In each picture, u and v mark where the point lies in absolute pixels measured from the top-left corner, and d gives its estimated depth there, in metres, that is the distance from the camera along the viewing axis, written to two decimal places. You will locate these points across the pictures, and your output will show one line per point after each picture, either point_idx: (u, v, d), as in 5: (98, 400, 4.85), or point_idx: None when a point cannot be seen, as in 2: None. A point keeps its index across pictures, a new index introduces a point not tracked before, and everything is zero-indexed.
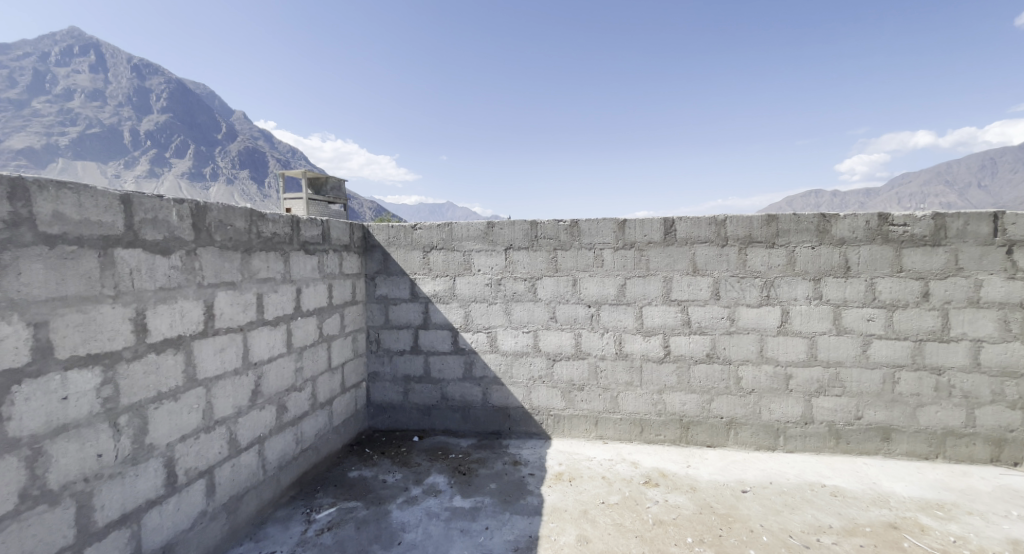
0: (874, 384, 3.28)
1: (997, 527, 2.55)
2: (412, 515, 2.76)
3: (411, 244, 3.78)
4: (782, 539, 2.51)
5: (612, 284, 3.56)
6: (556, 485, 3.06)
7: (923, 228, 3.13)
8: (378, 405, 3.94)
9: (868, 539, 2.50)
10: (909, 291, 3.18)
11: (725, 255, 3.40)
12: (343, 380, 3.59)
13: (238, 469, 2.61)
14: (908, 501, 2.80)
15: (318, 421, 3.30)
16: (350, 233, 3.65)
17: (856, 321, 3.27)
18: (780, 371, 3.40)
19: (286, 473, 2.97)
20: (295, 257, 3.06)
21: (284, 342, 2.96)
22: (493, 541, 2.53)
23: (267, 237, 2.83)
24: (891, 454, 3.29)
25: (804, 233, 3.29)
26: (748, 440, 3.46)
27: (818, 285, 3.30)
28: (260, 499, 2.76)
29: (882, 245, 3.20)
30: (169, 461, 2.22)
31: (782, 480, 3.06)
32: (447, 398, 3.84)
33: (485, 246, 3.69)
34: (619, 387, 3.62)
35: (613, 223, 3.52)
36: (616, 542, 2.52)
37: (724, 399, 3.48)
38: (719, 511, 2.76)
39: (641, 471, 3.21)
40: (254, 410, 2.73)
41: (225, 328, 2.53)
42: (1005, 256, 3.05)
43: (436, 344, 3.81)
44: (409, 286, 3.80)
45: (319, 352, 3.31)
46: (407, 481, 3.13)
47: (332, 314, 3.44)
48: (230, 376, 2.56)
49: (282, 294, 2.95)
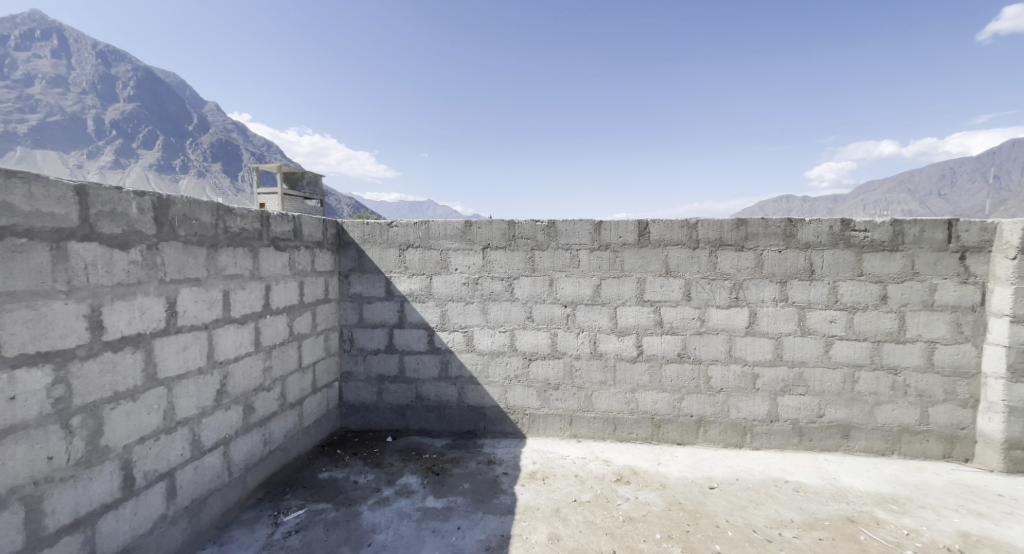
0: (835, 384, 3.41)
1: (946, 519, 2.68)
2: (383, 516, 2.73)
3: (386, 242, 3.73)
4: (746, 534, 2.59)
5: (588, 284, 3.60)
6: (530, 484, 3.08)
7: (883, 234, 3.27)
8: (350, 405, 3.88)
9: (826, 533, 2.59)
10: (869, 294, 3.32)
11: (697, 258, 3.48)
12: (314, 380, 3.52)
13: (201, 472, 2.54)
14: (864, 496, 2.92)
15: (288, 421, 3.23)
16: (324, 230, 3.59)
17: (820, 322, 3.39)
18: (748, 371, 3.49)
19: (252, 474, 2.90)
20: (264, 253, 2.99)
21: (251, 341, 2.89)
22: (465, 541, 2.53)
23: (235, 232, 2.75)
24: (851, 450, 3.42)
25: (772, 237, 3.40)
26: (717, 437, 3.55)
27: (785, 287, 3.41)
28: (224, 501, 2.68)
29: (844, 250, 3.32)
30: (126, 463, 2.14)
31: (748, 476, 3.15)
32: (421, 398, 3.81)
33: (462, 245, 3.68)
34: (593, 386, 3.66)
35: (590, 224, 3.56)
36: (587, 540, 2.55)
37: (694, 398, 3.56)
38: (687, 508, 2.82)
39: (613, 469, 3.25)
40: (219, 411, 2.65)
41: (188, 326, 2.45)
42: (957, 262, 3.22)
43: (411, 343, 3.78)
44: (384, 284, 3.76)
45: (290, 350, 3.24)
46: (380, 481, 3.10)
47: (303, 312, 3.38)
48: (193, 375, 2.49)
49: (251, 291, 2.88)
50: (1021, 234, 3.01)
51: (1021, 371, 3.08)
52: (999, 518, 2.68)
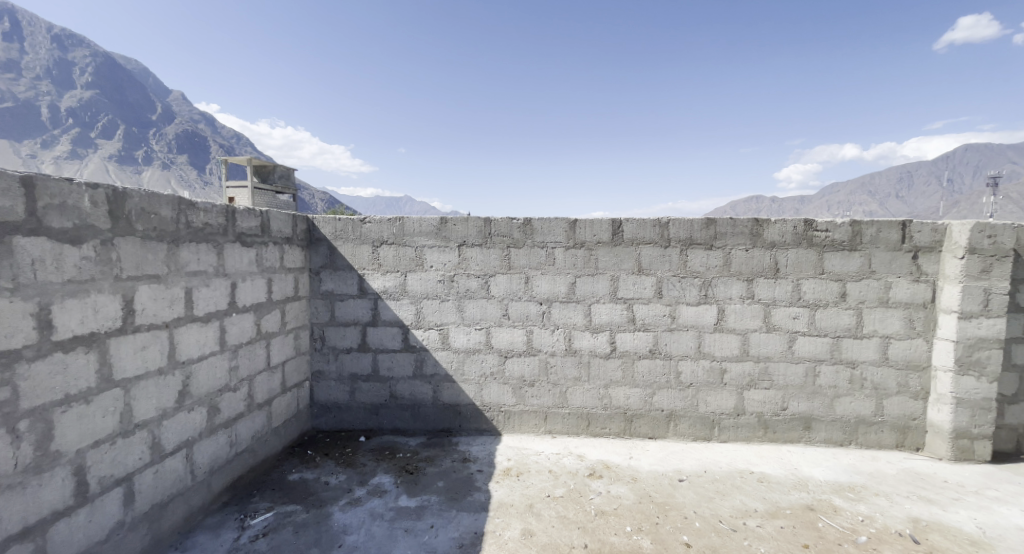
0: (798, 377, 3.53)
1: (898, 506, 2.82)
2: (355, 516, 2.70)
3: (359, 238, 3.67)
4: (713, 524, 2.66)
5: (563, 282, 3.62)
6: (504, 480, 3.09)
7: (843, 234, 3.40)
8: (322, 405, 3.81)
9: (788, 521, 2.69)
10: (830, 291, 3.45)
11: (668, 256, 3.55)
12: (283, 380, 3.44)
13: (161, 476, 2.45)
14: (823, 484, 3.04)
15: (255, 422, 3.15)
16: (293, 225, 3.50)
17: (784, 319, 3.51)
18: (716, 366, 3.59)
19: (218, 477, 2.82)
20: (229, 249, 2.89)
21: (216, 340, 2.80)
22: (438, 539, 2.52)
23: (197, 227, 2.66)
24: (812, 441, 3.55)
25: (740, 236, 3.49)
26: (687, 431, 3.63)
27: (751, 285, 3.51)
28: (187, 506, 2.60)
29: (807, 249, 3.44)
30: (79, 469, 2.06)
31: (715, 468, 3.24)
32: (395, 396, 3.77)
33: (437, 242, 3.65)
34: (568, 383, 3.70)
35: (565, 222, 3.59)
36: (560, 535, 2.58)
37: (665, 393, 3.63)
38: (657, 500, 2.88)
39: (587, 464, 3.29)
40: (180, 413, 2.56)
41: (147, 324, 2.36)
42: (910, 262, 3.38)
43: (385, 341, 3.73)
44: (357, 281, 3.70)
45: (257, 349, 3.16)
46: (351, 482, 3.05)
47: (271, 310, 3.29)
48: (153, 376, 2.40)
49: (215, 289, 2.79)
50: (968, 235, 3.17)
51: (967, 364, 3.26)
52: (947, 503, 2.83)
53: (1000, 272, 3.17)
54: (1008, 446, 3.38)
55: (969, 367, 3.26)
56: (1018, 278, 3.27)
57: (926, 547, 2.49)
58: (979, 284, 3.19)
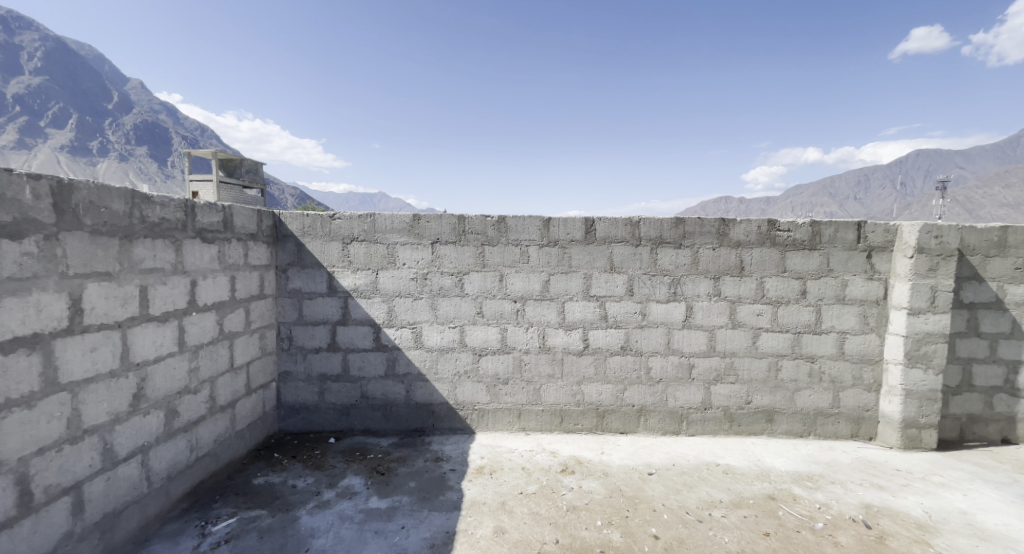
0: (762, 372, 3.65)
1: (852, 493, 2.95)
2: (323, 519, 2.65)
3: (328, 235, 3.59)
4: (680, 516, 2.73)
5: (537, 280, 3.64)
6: (477, 478, 3.09)
7: (804, 234, 3.53)
8: (290, 406, 3.72)
9: (750, 510, 2.78)
10: (791, 289, 3.58)
11: (639, 254, 3.60)
12: (248, 381, 3.34)
13: (114, 483, 2.35)
14: (784, 474, 3.16)
15: (217, 425, 3.05)
16: (258, 221, 3.39)
17: (748, 316, 3.62)
18: (684, 361, 3.67)
19: (177, 483, 2.72)
20: (188, 246, 2.78)
21: (174, 340, 2.69)
22: (408, 540, 2.50)
23: (153, 222, 2.55)
24: (774, 433, 3.68)
25: (707, 235, 3.58)
26: (656, 425, 3.71)
27: (718, 283, 3.60)
28: (143, 514, 2.50)
29: (771, 248, 3.56)
30: (22, 478, 1.96)
31: (683, 461, 3.32)
32: (366, 397, 3.71)
33: (409, 239, 3.61)
34: (542, 380, 3.71)
35: (539, 220, 3.60)
36: (532, 531, 2.59)
37: (636, 389, 3.70)
38: (627, 494, 2.93)
39: (559, 460, 3.32)
40: (135, 417, 2.45)
41: (97, 324, 2.25)
42: (865, 261, 3.53)
43: (355, 341, 3.67)
44: (326, 279, 3.62)
45: (220, 350, 3.05)
46: (320, 484, 2.99)
47: (234, 309, 3.18)
48: (104, 379, 2.29)
49: (173, 287, 2.68)
50: (917, 235, 3.35)
51: (916, 357, 3.43)
52: (897, 490, 2.98)
53: (946, 271, 3.35)
54: (953, 434, 3.58)
55: (917, 361, 3.43)
56: (962, 276, 3.47)
57: (877, 531, 2.61)
58: (926, 281, 3.36)
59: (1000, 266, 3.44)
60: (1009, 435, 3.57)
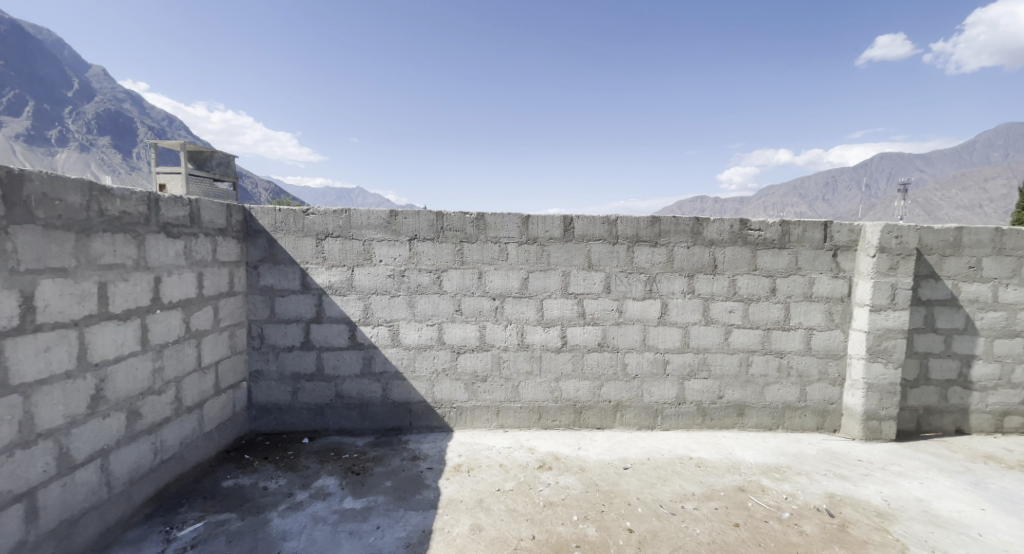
0: (733, 367, 3.74)
1: (817, 483, 3.06)
2: (295, 521, 2.60)
3: (302, 231, 3.52)
4: (653, 509, 2.78)
5: (515, 277, 3.64)
6: (454, 476, 3.08)
7: (773, 233, 3.63)
8: (261, 406, 3.63)
9: (721, 502, 2.85)
10: (761, 287, 3.67)
11: (616, 253, 3.64)
12: (216, 381, 3.25)
13: (70, 488, 2.26)
14: (753, 466, 3.25)
15: (184, 427, 2.96)
16: (227, 216, 3.29)
17: (721, 313, 3.70)
18: (660, 357, 3.73)
19: (140, 488, 2.63)
20: (151, 240, 2.68)
21: (137, 339, 2.60)
22: (383, 540, 2.47)
23: (113, 216, 2.45)
24: (744, 426, 3.77)
25: (682, 234, 3.64)
26: (632, 421, 3.76)
27: (692, 281, 3.67)
28: (102, 520, 2.41)
29: (742, 246, 3.64)
30: None
31: (658, 455, 3.38)
32: (342, 396, 3.66)
33: (386, 236, 3.56)
34: (520, 377, 3.72)
35: (518, 218, 3.61)
36: (509, 528, 2.60)
37: (612, 384, 3.74)
38: (603, 488, 2.97)
39: (536, 456, 3.34)
40: (93, 420, 2.36)
41: (51, 323, 2.16)
42: (831, 259, 3.65)
43: (330, 339, 3.61)
44: (300, 276, 3.54)
45: (186, 349, 2.96)
46: (292, 485, 2.93)
47: (202, 307, 3.09)
48: (59, 380, 2.20)
49: (135, 284, 2.58)
50: (880, 235, 3.48)
51: (877, 352, 3.57)
52: (859, 479, 3.10)
53: (905, 270, 3.49)
54: (910, 426, 3.74)
55: (878, 355, 3.57)
56: (921, 274, 3.61)
57: (839, 520, 2.71)
58: (887, 279, 3.50)
59: (955, 265, 3.60)
60: (962, 425, 3.75)
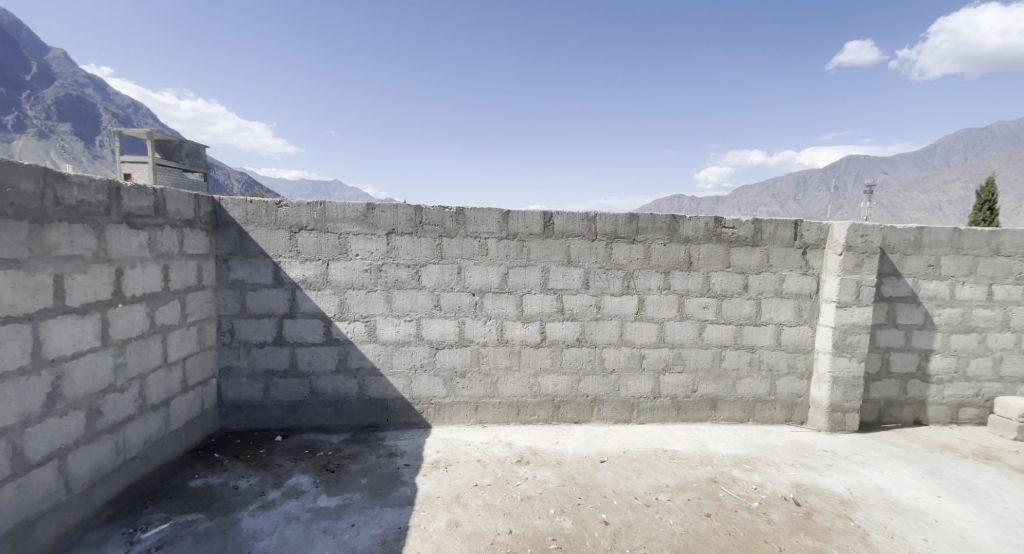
0: (707, 362, 3.82)
1: (785, 473, 3.15)
2: (267, 521, 2.55)
3: (274, 223, 3.43)
4: (629, 501, 2.82)
5: (495, 273, 3.63)
6: (432, 472, 3.06)
7: (747, 231, 3.71)
8: (232, 404, 3.55)
9: (693, 493, 2.91)
10: (734, 283, 3.75)
11: (595, 249, 3.67)
12: (184, 378, 3.15)
13: (25, 490, 2.17)
14: (725, 458, 3.33)
15: (149, 426, 2.86)
16: (195, 206, 3.19)
17: (695, 308, 3.77)
18: (636, 352, 3.78)
19: (101, 489, 2.54)
20: (113, 231, 2.58)
21: (97, 334, 2.50)
22: (359, 538, 2.45)
23: (70, 205, 2.35)
24: (717, 419, 3.86)
25: (659, 231, 3.69)
26: (608, 415, 3.81)
27: (668, 277, 3.73)
28: (60, 523, 2.32)
29: (717, 244, 3.71)
30: None
31: (633, 448, 3.43)
32: (317, 392, 3.60)
33: (363, 229, 3.50)
34: (499, 372, 3.72)
35: (498, 213, 3.59)
36: (486, 522, 2.60)
37: (590, 379, 3.78)
38: (580, 482, 3.00)
39: (515, 451, 3.35)
40: (49, 419, 2.27)
41: (2, 317, 2.06)
42: (801, 257, 3.75)
43: (305, 335, 3.54)
44: (272, 270, 3.46)
45: (151, 345, 2.86)
46: (264, 484, 2.87)
47: (168, 301, 2.99)
48: (11, 378, 2.10)
49: (94, 276, 2.48)
50: (847, 234, 3.59)
51: (842, 347, 3.69)
52: (824, 469, 3.21)
53: (870, 267, 3.61)
54: (872, 417, 3.89)
55: (843, 350, 3.69)
56: (884, 271, 3.75)
57: (805, 508, 2.80)
58: (853, 277, 3.62)
59: (916, 263, 3.75)
60: (920, 416, 3.92)
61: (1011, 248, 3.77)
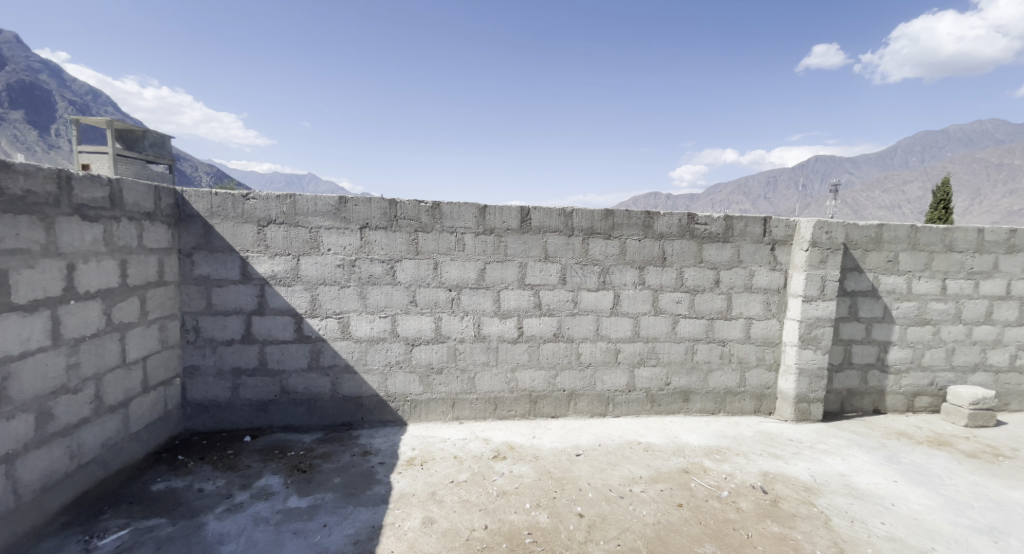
0: (680, 355, 3.89)
1: (753, 462, 3.24)
2: (234, 524, 2.48)
3: (242, 217, 3.32)
4: (604, 493, 2.85)
5: (472, 269, 3.60)
6: (407, 470, 3.03)
7: (718, 227, 3.78)
8: (197, 404, 3.43)
9: (666, 484, 2.97)
10: (706, 279, 3.82)
11: (572, 244, 3.68)
12: (145, 378, 3.03)
13: None
14: (697, 449, 3.40)
15: (106, 428, 2.74)
16: (155, 199, 3.06)
17: (669, 303, 3.83)
18: (612, 347, 3.82)
19: (54, 495, 2.42)
20: (64, 224, 2.45)
21: (47, 333, 2.37)
22: (330, 538, 2.40)
23: (15, 195, 2.23)
24: (689, 411, 3.94)
25: (634, 227, 3.73)
26: (585, 408, 3.84)
27: (643, 272, 3.77)
28: (9, 531, 2.21)
29: (690, 240, 3.77)
30: None
31: (609, 441, 3.47)
32: (288, 391, 3.51)
33: (335, 223, 3.42)
34: (476, 368, 3.71)
35: (475, 208, 3.56)
36: (461, 519, 2.59)
37: (567, 374, 3.80)
38: (556, 475, 3.02)
39: (491, 446, 3.35)
40: None
41: None
42: (769, 252, 3.85)
43: (274, 332, 3.44)
44: (239, 265, 3.35)
45: (108, 343, 2.74)
46: (231, 486, 2.79)
47: (127, 298, 2.87)
48: None
49: (43, 272, 2.35)
50: (813, 230, 3.70)
51: (808, 340, 3.81)
52: (790, 458, 3.31)
53: (834, 263, 3.74)
54: (836, 407, 4.04)
55: (809, 342, 3.81)
56: (847, 266, 3.88)
57: (772, 495, 2.89)
58: (818, 272, 3.73)
59: (877, 258, 3.89)
60: (880, 405, 4.08)
61: (964, 245, 3.95)
